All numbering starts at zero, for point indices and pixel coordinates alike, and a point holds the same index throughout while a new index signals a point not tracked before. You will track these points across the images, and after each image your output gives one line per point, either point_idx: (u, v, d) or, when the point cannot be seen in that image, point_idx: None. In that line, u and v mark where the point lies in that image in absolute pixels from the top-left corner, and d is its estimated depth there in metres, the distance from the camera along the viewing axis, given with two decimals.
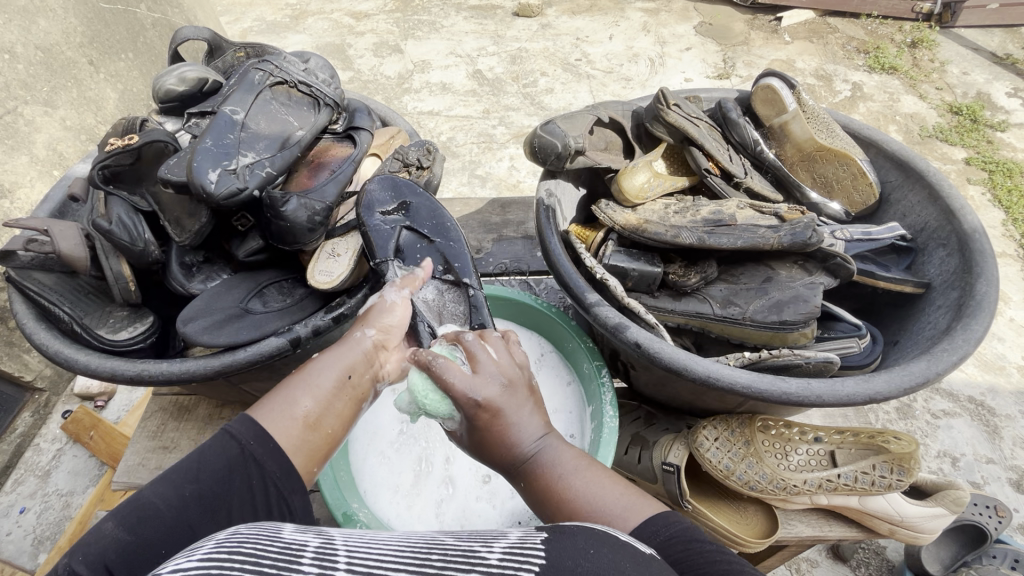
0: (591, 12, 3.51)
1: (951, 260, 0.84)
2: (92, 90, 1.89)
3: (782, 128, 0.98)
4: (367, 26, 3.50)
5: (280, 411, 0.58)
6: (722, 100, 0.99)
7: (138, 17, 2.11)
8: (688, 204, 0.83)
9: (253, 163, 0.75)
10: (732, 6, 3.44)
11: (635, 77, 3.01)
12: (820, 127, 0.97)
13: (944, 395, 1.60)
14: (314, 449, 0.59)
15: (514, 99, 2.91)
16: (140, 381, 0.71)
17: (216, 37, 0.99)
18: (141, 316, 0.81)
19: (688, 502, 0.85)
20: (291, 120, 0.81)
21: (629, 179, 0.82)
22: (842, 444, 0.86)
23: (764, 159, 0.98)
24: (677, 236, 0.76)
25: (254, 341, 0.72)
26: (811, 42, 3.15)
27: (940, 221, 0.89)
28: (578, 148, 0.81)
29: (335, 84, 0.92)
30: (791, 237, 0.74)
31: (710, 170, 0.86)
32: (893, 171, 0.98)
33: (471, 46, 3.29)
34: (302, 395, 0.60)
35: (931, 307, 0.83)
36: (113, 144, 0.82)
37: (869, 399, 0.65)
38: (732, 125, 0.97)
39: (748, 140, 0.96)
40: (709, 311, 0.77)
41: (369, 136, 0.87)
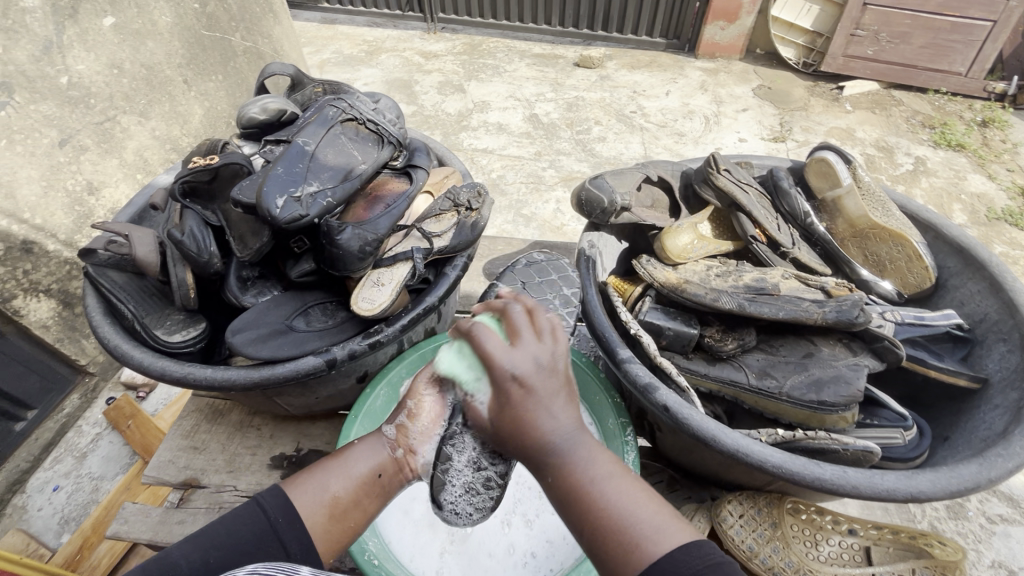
0: (650, 67, 3.62)
1: (1012, 357, 0.81)
2: (182, 106, 2.08)
3: (835, 202, 0.98)
4: (435, 65, 3.72)
5: (312, 491, 0.72)
6: (774, 169, 1.00)
7: (232, 44, 2.32)
8: (730, 268, 0.83)
9: (316, 192, 0.80)
10: (793, 72, 3.46)
11: (688, 133, 3.05)
12: (876, 204, 0.96)
13: (1001, 499, 1.48)
14: (332, 534, 0.71)
15: (566, 144, 2.99)
16: (185, 383, 0.76)
17: (299, 72, 1.09)
18: (195, 321, 0.86)
19: None
20: (355, 154, 0.87)
21: (672, 238, 0.82)
22: (877, 540, 0.88)
23: (815, 231, 0.98)
24: (716, 299, 0.75)
25: (293, 358, 0.77)
26: (874, 113, 3.13)
27: (1001, 313, 0.86)
28: (623, 205, 0.83)
29: (400, 124, 0.98)
30: (836, 314, 0.71)
31: (757, 237, 0.85)
32: (953, 257, 0.95)
33: (531, 91, 3.42)
34: (334, 480, 0.74)
35: (988, 405, 0.79)
36: (195, 161, 0.90)
37: (912, 497, 0.63)
38: (783, 194, 0.97)
39: (799, 211, 0.96)
40: (744, 381, 0.76)
41: (425, 174, 0.92)
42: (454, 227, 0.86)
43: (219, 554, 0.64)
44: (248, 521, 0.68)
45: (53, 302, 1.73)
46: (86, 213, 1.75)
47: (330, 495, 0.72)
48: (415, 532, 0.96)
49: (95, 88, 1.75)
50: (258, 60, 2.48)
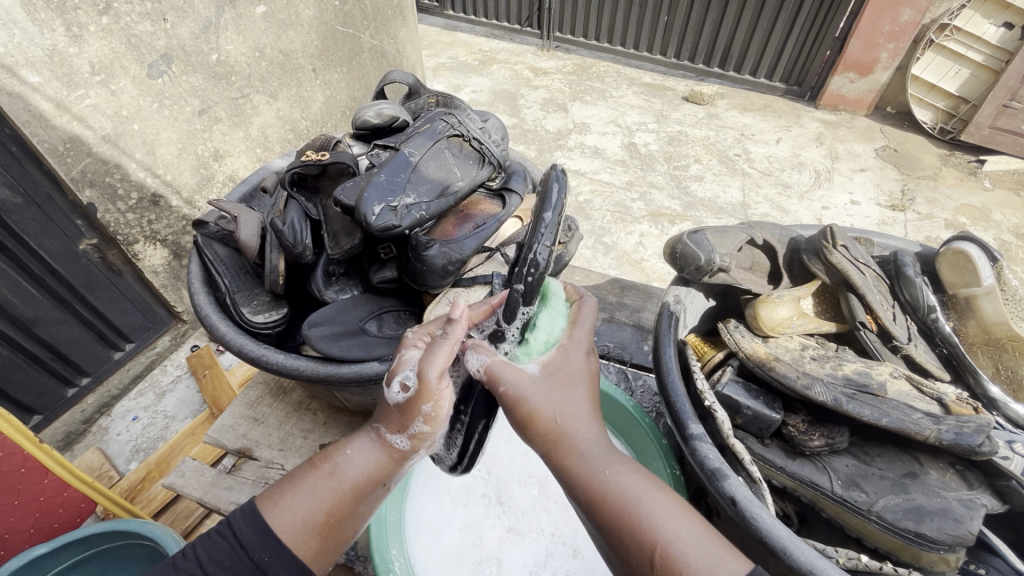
0: (763, 111, 3.46)
1: None
2: (306, 92, 2.25)
3: (969, 301, 0.93)
4: (543, 82, 3.78)
5: (288, 522, 0.71)
6: (900, 253, 0.97)
7: (360, 41, 2.48)
8: (830, 353, 0.78)
9: (412, 205, 0.82)
10: (926, 137, 3.17)
11: (795, 185, 2.87)
12: (1018, 313, 0.89)
13: None
14: (324, 545, 0.73)
15: (660, 178, 2.92)
16: (256, 362, 0.82)
17: (417, 83, 1.14)
18: (278, 306, 0.93)
19: None
20: (455, 170, 0.89)
21: (769, 309, 0.79)
22: None
23: (937, 329, 0.94)
24: (810, 388, 0.70)
25: (358, 360, 0.80)
26: (1017, 195, 2.80)
27: None
28: (720, 266, 0.82)
29: (503, 145, 1.01)
30: (954, 437, 0.65)
31: (867, 324, 0.81)
32: None
33: (633, 119, 3.38)
34: (310, 503, 0.72)
35: None
36: (306, 153, 0.97)
37: None
38: (906, 282, 0.94)
39: (924, 304, 0.92)
40: (828, 488, 0.71)
41: (519, 200, 0.93)
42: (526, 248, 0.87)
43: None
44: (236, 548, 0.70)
45: (165, 251, 1.92)
46: (208, 176, 1.94)
47: (309, 515, 0.72)
48: (443, 561, 1.03)
49: (237, 66, 1.93)
50: (380, 57, 2.63)
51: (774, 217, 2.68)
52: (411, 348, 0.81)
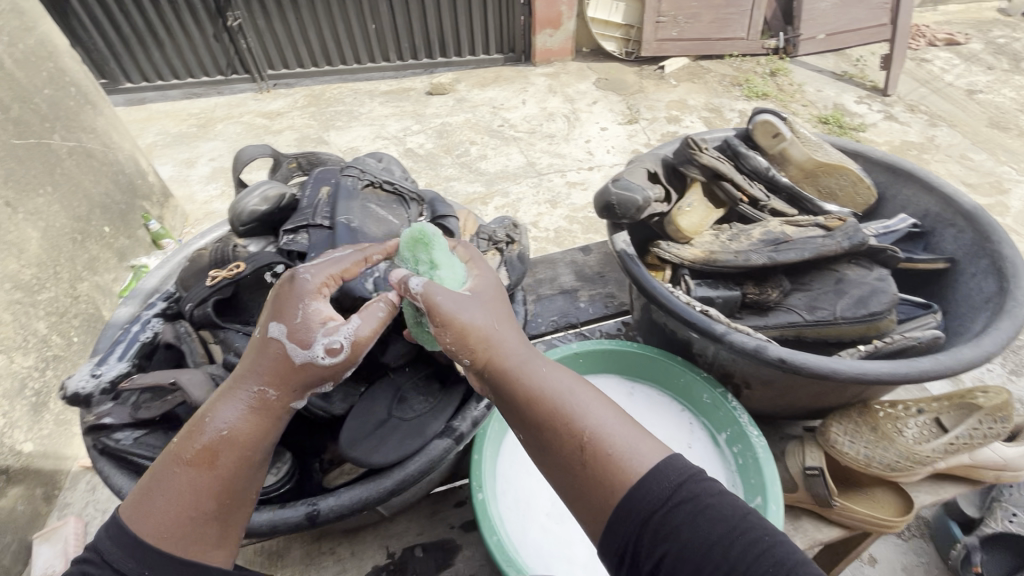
0: (498, 82, 3.81)
1: (964, 237, 1.15)
2: (11, 233, 1.71)
3: (783, 154, 1.21)
4: (283, 124, 3.53)
5: (147, 512, 0.74)
6: (729, 136, 1.23)
7: (53, 148, 1.95)
8: (737, 231, 1.12)
9: None
10: (621, 62, 3.91)
11: (557, 133, 3.28)
12: (815, 149, 1.19)
13: None
14: (203, 520, 0.75)
15: (451, 169, 3.04)
16: (311, 518, 0.92)
17: (279, 155, 1.36)
18: (277, 456, 1.01)
19: (837, 500, 1.01)
20: (390, 222, 1.15)
21: (684, 219, 1.12)
22: (942, 410, 1.05)
23: (775, 182, 1.20)
24: (746, 260, 1.04)
25: (416, 454, 0.98)
26: (695, 83, 3.68)
27: (939, 208, 1.21)
28: (648, 198, 1.09)
29: (408, 180, 1.28)
30: (847, 241, 1.03)
31: (743, 200, 1.15)
32: (882, 172, 1.30)
33: (395, 127, 3.41)
34: (162, 497, 0.74)
35: (966, 275, 1.12)
36: (218, 275, 1.08)
37: (986, 354, 0.91)
38: (742, 156, 1.19)
39: (761, 168, 1.20)
40: (802, 320, 1.07)
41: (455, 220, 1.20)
42: (502, 265, 1.24)
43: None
44: (123, 552, 0.73)
45: None
46: None
47: (180, 490, 0.74)
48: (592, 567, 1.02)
49: None
50: (89, 159, 2.12)
51: (558, 164, 3.03)
52: (315, 297, 0.82)
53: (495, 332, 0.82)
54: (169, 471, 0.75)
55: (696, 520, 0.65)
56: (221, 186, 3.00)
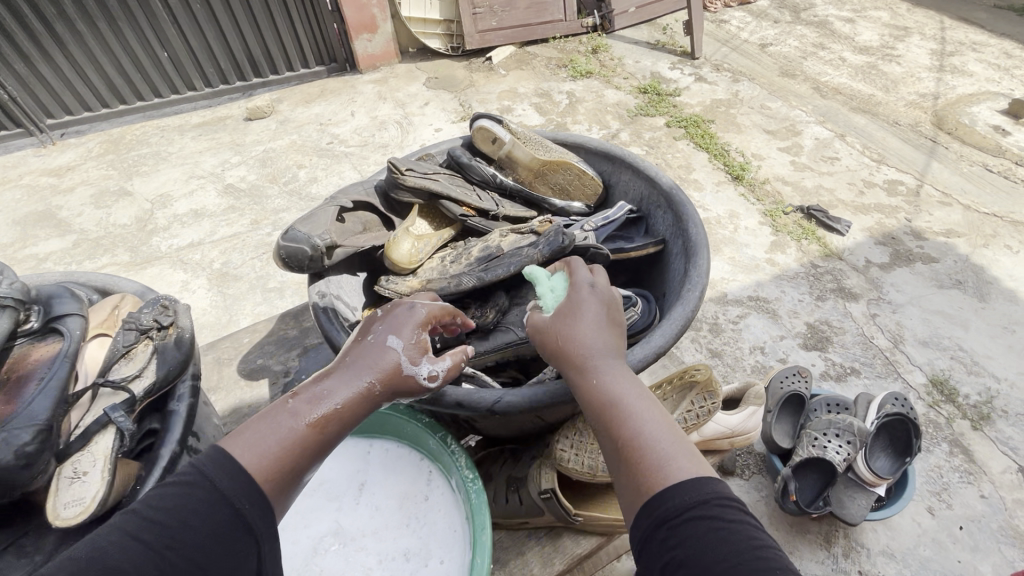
0: (324, 96, 3.59)
1: (668, 216, 1.06)
2: None
3: (509, 155, 1.15)
4: (75, 179, 3.07)
5: (251, 447, 0.71)
6: (450, 151, 1.16)
7: None
8: (458, 250, 1.05)
9: None
10: (448, 58, 3.85)
11: (390, 142, 3.15)
12: (536, 146, 1.14)
13: (735, 303, 2.17)
14: (279, 478, 0.71)
15: (280, 199, 2.81)
16: None
17: None
18: None
19: (574, 514, 1.01)
20: None
21: (397, 252, 1.03)
22: (667, 396, 1.14)
23: (505, 186, 1.16)
24: (459, 283, 0.97)
25: None
26: (523, 70, 3.71)
27: (650, 192, 1.10)
28: (325, 244, 0.97)
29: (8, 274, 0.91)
30: (549, 247, 0.95)
31: (466, 214, 1.07)
32: (603, 161, 1.19)
33: (212, 162, 3.09)
34: (264, 437, 0.72)
35: (672, 256, 1.03)
36: None
37: (657, 352, 0.84)
38: (467, 168, 1.14)
39: (488, 176, 1.14)
40: (513, 339, 1.03)
41: (76, 322, 0.92)
42: (153, 355, 0.93)
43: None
44: (189, 496, 0.65)
45: None
46: None
47: (283, 453, 0.72)
48: None
49: None
50: None
51: None
52: (402, 340, 0.84)
53: (579, 328, 0.80)
54: (282, 421, 0.74)
55: (711, 529, 0.57)
56: None
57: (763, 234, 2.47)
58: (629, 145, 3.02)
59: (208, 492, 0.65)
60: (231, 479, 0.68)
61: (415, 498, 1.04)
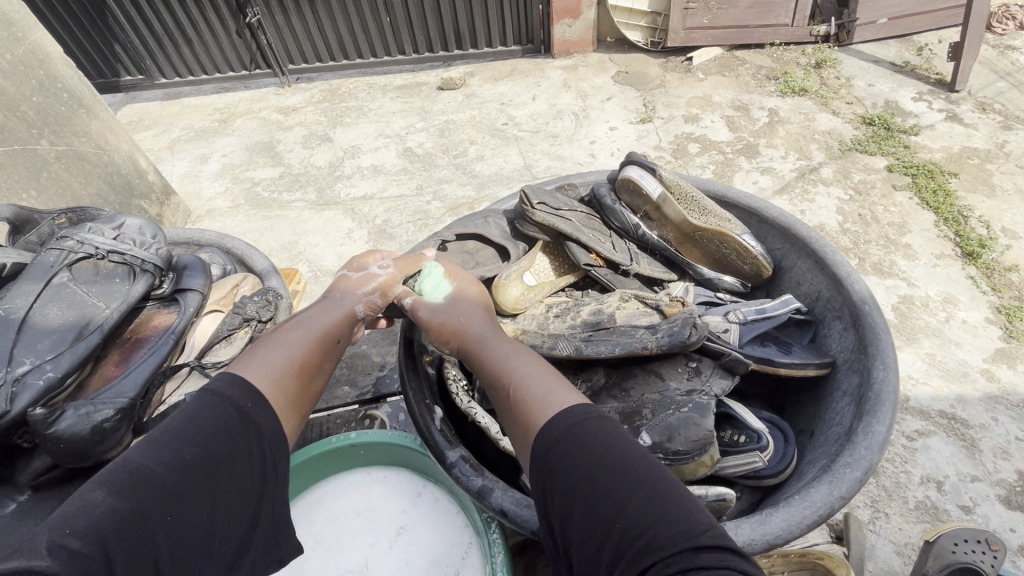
0: (512, 76, 3.66)
1: (847, 338, 1.14)
2: None
3: (663, 211, 1.33)
4: (296, 119, 3.57)
5: (260, 366, 0.89)
6: (596, 188, 1.42)
7: (40, 153, 2.06)
8: (573, 305, 1.25)
9: (36, 368, 1.13)
10: (645, 53, 3.63)
11: (562, 133, 3.09)
12: (693, 209, 1.31)
13: (916, 414, 1.72)
14: (284, 386, 0.88)
15: (446, 171, 2.95)
16: None
17: (25, 213, 1.50)
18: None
19: None
20: (102, 304, 1.29)
21: (505, 295, 1.26)
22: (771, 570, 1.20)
23: (649, 239, 1.39)
24: (554, 348, 1.09)
25: None
26: (723, 76, 3.35)
27: (831, 296, 1.20)
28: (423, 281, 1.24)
29: (157, 244, 1.45)
30: (670, 339, 1.06)
31: (595, 263, 1.30)
32: (779, 241, 1.31)
33: (400, 124, 3.36)
34: (272, 355, 0.92)
35: (841, 393, 1.10)
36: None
37: (770, 542, 0.87)
38: (611, 212, 1.38)
39: (630, 225, 1.37)
40: None
41: (196, 296, 1.46)
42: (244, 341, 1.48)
43: (166, 468, 0.70)
44: (210, 409, 0.78)
45: None
46: None
47: (283, 366, 0.90)
48: None
49: None
50: (80, 161, 2.21)
51: (556, 167, 2.86)
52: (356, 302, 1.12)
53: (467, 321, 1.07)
54: (276, 351, 0.93)
55: (612, 456, 0.72)
56: (226, 183, 3.09)
57: (985, 336, 1.92)
58: (831, 184, 2.55)
59: (226, 401, 0.80)
60: (251, 390, 0.83)
61: (443, 565, 1.21)
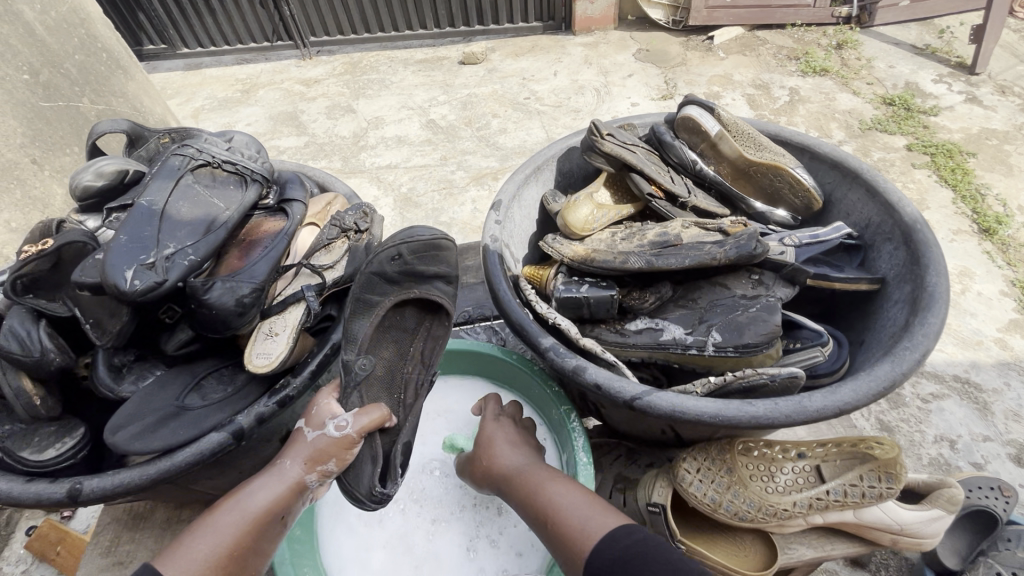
0: (533, 52, 3.67)
1: (898, 254, 1.14)
2: (36, 190, 1.87)
3: (717, 149, 1.31)
4: (318, 91, 3.61)
5: (186, 557, 0.83)
6: (655, 127, 1.36)
7: (81, 111, 2.10)
8: (635, 230, 1.19)
9: (175, 253, 0.98)
10: (666, 31, 3.64)
11: (583, 108, 3.12)
12: (749, 144, 1.29)
13: (931, 378, 1.78)
14: (220, 568, 0.84)
15: (469, 143, 2.99)
16: (89, 495, 0.89)
17: (136, 125, 1.25)
18: (70, 431, 1.00)
19: (679, 541, 1.07)
20: (217, 203, 1.08)
21: (574, 216, 1.21)
22: (825, 457, 1.08)
23: (705, 176, 1.33)
24: (625, 262, 1.11)
25: (191, 443, 0.93)
26: (745, 56, 3.36)
27: (881, 219, 1.21)
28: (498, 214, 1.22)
29: (261, 157, 1.23)
30: (738, 249, 1.06)
31: (654, 194, 1.22)
32: (830, 172, 1.31)
33: (422, 97, 3.39)
34: (202, 540, 0.85)
35: (893, 302, 1.11)
36: (27, 251, 1.05)
37: (840, 408, 0.88)
38: (668, 149, 1.33)
39: (688, 161, 1.32)
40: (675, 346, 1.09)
41: (300, 208, 1.18)
42: (345, 254, 1.14)
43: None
44: None
45: None
46: None
47: (214, 556, 0.84)
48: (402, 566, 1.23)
49: None
50: (117, 122, 2.25)
51: None
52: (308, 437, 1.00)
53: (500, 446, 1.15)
54: (227, 518, 0.89)
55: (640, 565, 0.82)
56: None
57: (1000, 307, 1.97)
58: None
59: None
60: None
61: None
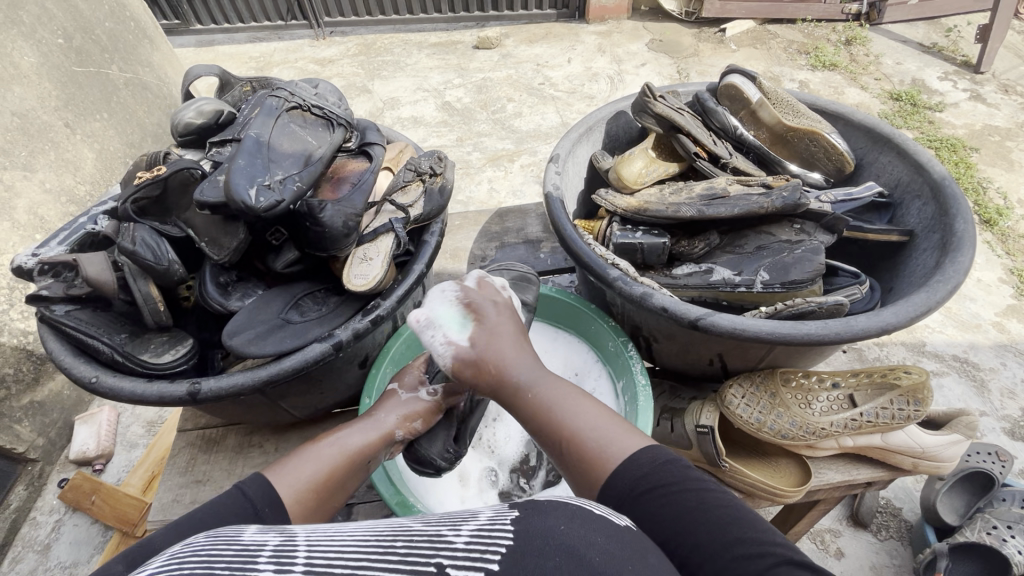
0: (547, 39, 3.71)
1: (927, 208, 1.22)
2: (70, 152, 1.89)
3: (757, 115, 1.40)
4: (333, 71, 3.63)
5: (289, 476, 0.79)
6: (699, 94, 1.42)
7: (110, 77, 2.12)
8: (682, 185, 1.27)
9: (284, 179, 1.04)
10: (678, 22, 3.69)
11: (597, 94, 3.18)
12: (788, 111, 1.38)
13: (931, 357, 1.87)
14: (312, 501, 0.79)
15: (484, 125, 3.04)
16: (193, 396, 0.96)
17: (225, 75, 1.37)
18: (179, 341, 1.08)
19: (724, 460, 1.10)
20: (311, 140, 1.12)
21: (628, 169, 1.29)
22: (859, 386, 1.12)
23: (745, 140, 1.39)
24: (679, 211, 1.19)
25: (298, 349, 1.00)
26: (756, 48, 3.42)
27: (911, 178, 1.29)
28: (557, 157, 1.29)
29: (341, 105, 1.27)
30: (783, 200, 1.14)
31: (700, 154, 1.30)
32: (862, 138, 1.40)
33: (438, 80, 3.42)
34: (307, 463, 0.82)
35: (921, 250, 1.19)
36: (141, 176, 1.11)
37: (885, 328, 0.95)
38: (711, 113, 1.39)
39: (730, 126, 1.38)
40: (724, 285, 1.17)
41: (380, 150, 1.20)
42: (422, 195, 1.15)
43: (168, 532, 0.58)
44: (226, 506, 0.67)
45: None
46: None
47: (316, 478, 0.81)
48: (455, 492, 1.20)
49: None
50: (143, 90, 2.28)
51: None
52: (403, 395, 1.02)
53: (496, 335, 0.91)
54: (326, 451, 0.86)
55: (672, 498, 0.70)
56: None
57: (998, 293, 2.06)
58: None
59: (248, 512, 0.69)
60: (271, 504, 0.72)
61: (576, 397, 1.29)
